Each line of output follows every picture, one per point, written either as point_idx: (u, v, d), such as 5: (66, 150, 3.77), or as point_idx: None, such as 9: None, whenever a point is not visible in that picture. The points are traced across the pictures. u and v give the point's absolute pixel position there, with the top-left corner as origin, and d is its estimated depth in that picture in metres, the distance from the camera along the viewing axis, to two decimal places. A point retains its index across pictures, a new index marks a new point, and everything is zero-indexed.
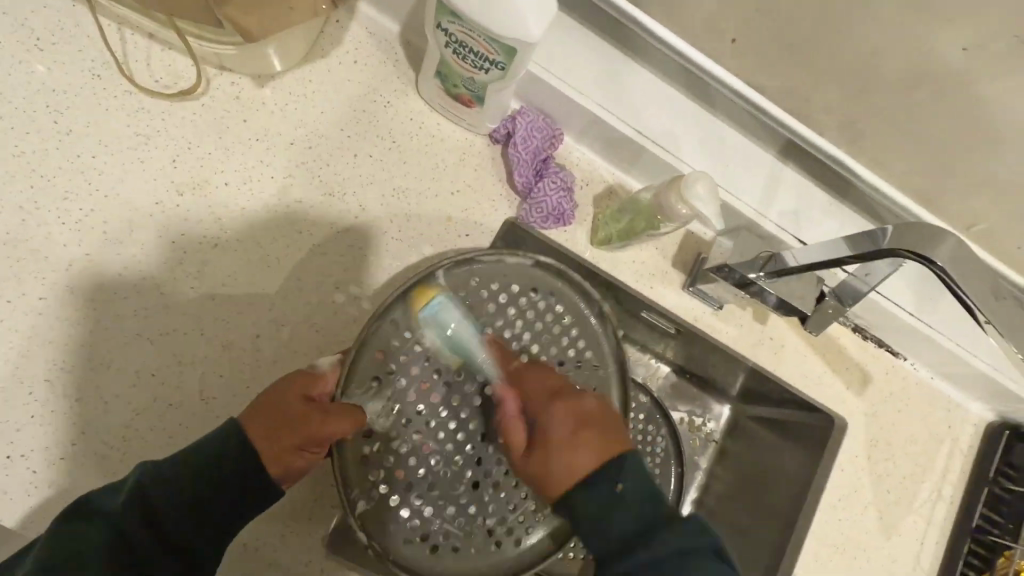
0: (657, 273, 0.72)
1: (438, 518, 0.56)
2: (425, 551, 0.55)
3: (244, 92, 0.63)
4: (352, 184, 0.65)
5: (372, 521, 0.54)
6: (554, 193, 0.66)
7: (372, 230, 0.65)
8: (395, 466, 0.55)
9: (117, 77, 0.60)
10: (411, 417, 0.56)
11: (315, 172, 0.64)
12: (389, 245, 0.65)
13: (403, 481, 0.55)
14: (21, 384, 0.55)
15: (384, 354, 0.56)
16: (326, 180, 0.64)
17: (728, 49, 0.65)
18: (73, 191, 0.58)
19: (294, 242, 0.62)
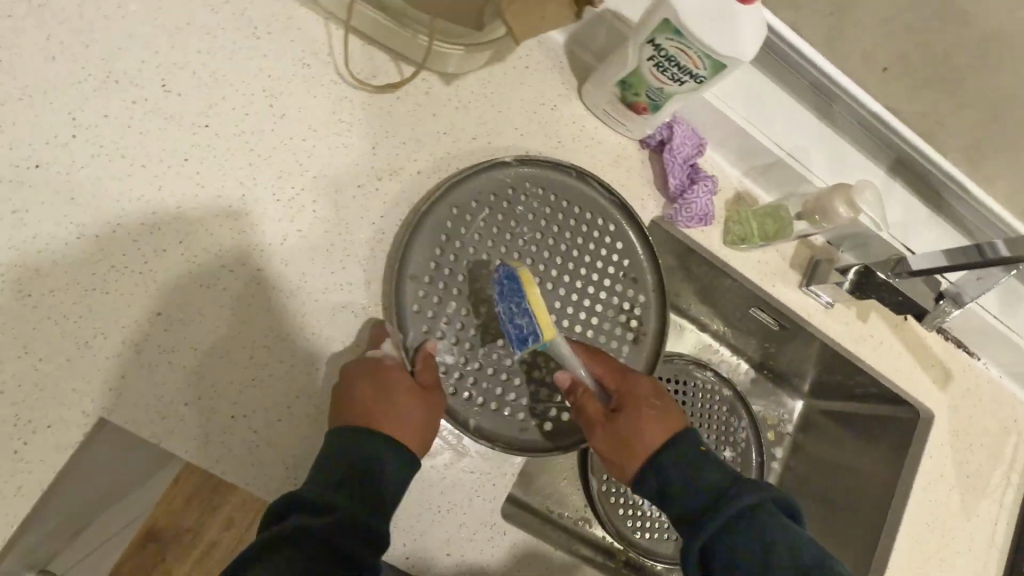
0: (777, 274, 0.80)
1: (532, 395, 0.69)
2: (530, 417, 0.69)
3: (433, 88, 0.68)
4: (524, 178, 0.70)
5: (483, 415, 0.66)
6: (703, 196, 0.73)
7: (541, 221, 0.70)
8: (466, 363, 0.66)
9: (324, 67, 0.64)
10: (468, 330, 0.66)
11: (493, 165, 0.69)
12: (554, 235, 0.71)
13: (485, 373, 0.67)
14: (241, 349, 0.59)
15: (410, 281, 0.64)
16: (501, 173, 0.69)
17: (878, 71, 0.88)
18: (285, 170, 0.62)
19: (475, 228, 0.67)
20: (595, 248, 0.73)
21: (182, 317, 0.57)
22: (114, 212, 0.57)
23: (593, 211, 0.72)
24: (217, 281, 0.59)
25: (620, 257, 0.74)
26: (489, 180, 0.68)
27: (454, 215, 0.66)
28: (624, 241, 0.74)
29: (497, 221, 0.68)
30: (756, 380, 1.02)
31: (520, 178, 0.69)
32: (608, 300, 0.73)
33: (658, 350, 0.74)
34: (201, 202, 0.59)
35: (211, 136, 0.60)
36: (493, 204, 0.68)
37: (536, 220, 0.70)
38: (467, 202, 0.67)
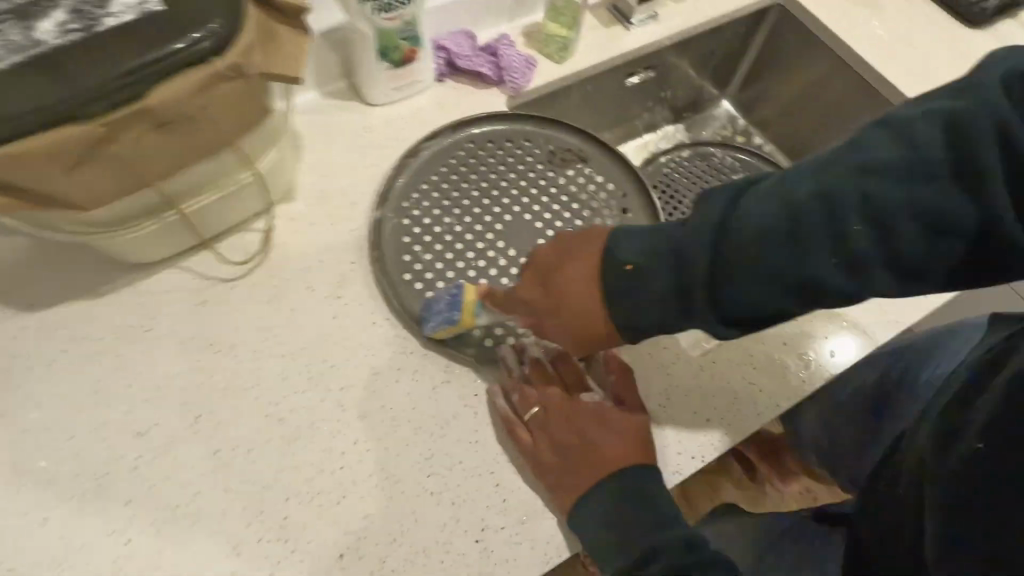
0: (610, 40, 0.86)
1: None
2: None
3: (291, 212, 0.69)
4: (410, 180, 0.71)
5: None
6: (512, 53, 0.78)
7: (454, 189, 0.72)
8: None
9: (216, 289, 0.63)
10: None
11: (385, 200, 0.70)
12: (471, 185, 0.72)
13: None
14: (420, 497, 0.55)
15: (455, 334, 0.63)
16: (392, 195, 0.69)
17: None
18: (285, 369, 0.60)
19: (430, 242, 0.68)
20: (489, 164, 0.74)
21: (359, 534, 0.54)
22: (224, 542, 0.53)
23: (466, 148, 0.74)
24: (344, 485, 0.56)
25: (503, 141, 0.75)
26: (390, 236, 0.67)
27: (408, 261, 0.66)
28: (490, 135, 0.75)
29: (433, 243, 0.68)
30: (688, 126, 1.13)
31: (403, 207, 0.69)
32: (536, 170, 0.75)
33: (592, 138, 0.76)
34: (264, 459, 0.56)
35: (211, 418, 0.57)
36: (413, 239, 0.68)
37: (446, 208, 0.70)
38: (402, 245, 0.67)
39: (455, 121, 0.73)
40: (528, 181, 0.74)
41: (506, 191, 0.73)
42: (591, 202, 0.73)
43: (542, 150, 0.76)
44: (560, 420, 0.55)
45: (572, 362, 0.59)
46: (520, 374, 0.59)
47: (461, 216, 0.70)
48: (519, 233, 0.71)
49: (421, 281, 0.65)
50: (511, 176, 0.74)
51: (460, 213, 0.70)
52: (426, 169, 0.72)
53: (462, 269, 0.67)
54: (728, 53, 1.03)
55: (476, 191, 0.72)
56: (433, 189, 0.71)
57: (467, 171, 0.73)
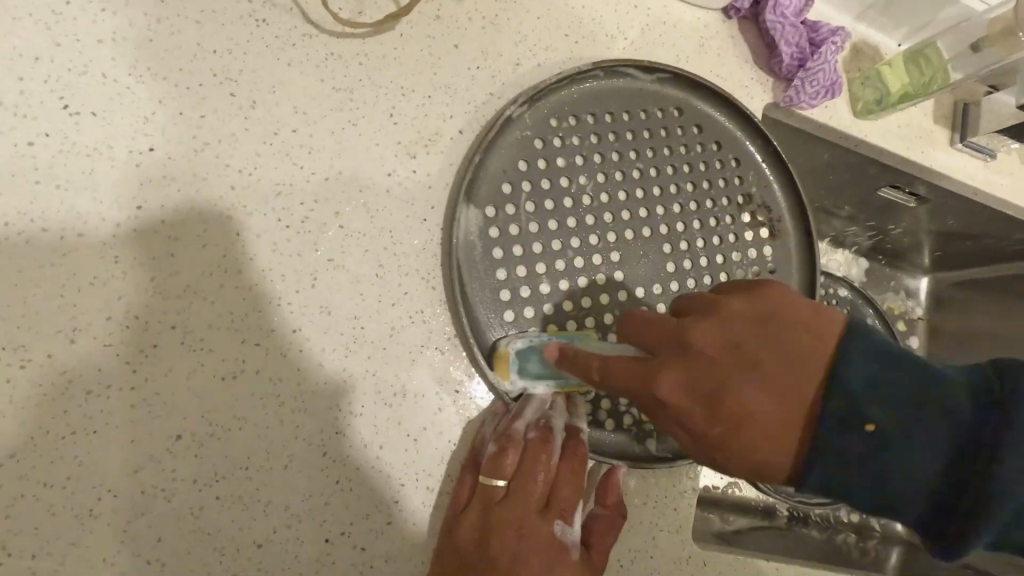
0: (924, 136, 0.62)
1: None
2: None
3: (445, 11, 0.48)
4: (581, 97, 0.51)
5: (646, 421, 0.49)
6: (829, 60, 0.54)
7: (620, 149, 0.52)
8: None
9: (290, 20, 0.44)
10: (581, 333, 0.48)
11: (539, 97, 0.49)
12: (640, 159, 0.53)
13: None
14: (308, 446, 0.41)
15: (480, 320, 0.46)
16: (550, 98, 0.50)
17: None
18: (286, 181, 0.43)
19: (546, 186, 0.49)
20: (676, 153, 0.54)
21: (213, 430, 0.39)
22: (63, 314, 0.38)
23: (667, 114, 0.54)
24: (242, 364, 0.40)
25: (709, 140, 0.55)
26: (507, 145, 0.48)
27: (505, 188, 0.48)
28: (703, 122, 0.55)
29: (549, 194, 0.49)
30: (870, 269, 0.91)
31: (551, 125, 0.50)
32: (718, 201, 0.55)
33: (799, 215, 0.57)
34: (181, 261, 0.40)
35: (160, 164, 0.40)
36: (533, 170, 0.49)
37: (595, 164, 0.51)
38: (513, 164, 0.48)
39: (683, 77, 0.53)
40: (700, 205, 0.54)
41: (668, 198, 0.53)
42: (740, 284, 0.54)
43: (741, 183, 0.56)
44: (508, 524, 0.39)
45: (581, 468, 0.43)
46: (519, 430, 0.42)
47: (600, 186, 0.51)
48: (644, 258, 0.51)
49: (501, 227, 0.47)
50: (686, 186, 0.54)
51: (601, 182, 0.51)
52: (607, 102, 0.51)
53: (554, 249, 0.49)
54: (990, 246, 0.80)
55: (637, 172, 0.52)
56: (598, 131, 0.51)
57: (646, 142, 0.53)
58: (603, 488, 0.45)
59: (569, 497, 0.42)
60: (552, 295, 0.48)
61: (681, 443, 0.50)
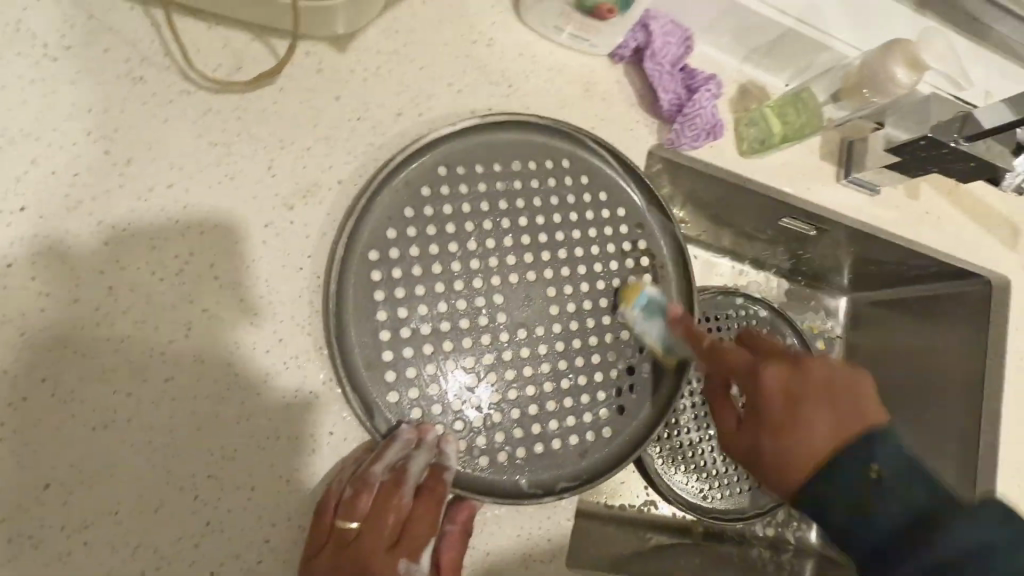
0: (810, 173, 0.65)
1: (568, 417, 0.53)
2: (574, 445, 0.53)
3: (325, 63, 0.49)
4: (468, 148, 0.53)
5: (523, 461, 0.51)
6: (708, 104, 0.56)
7: (507, 197, 0.54)
8: (473, 416, 0.50)
9: (165, 77, 0.45)
10: (461, 377, 0.51)
11: (427, 148, 0.52)
12: (527, 205, 0.55)
13: (501, 419, 0.51)
14: (180, 490, 0.43)
15: (359, 364, 0.48)
16: (436, 149, 0.52)
17: None
18: (161, 235, 0.44)
19: (429, 234, 0.51)
20: (563, 201, 0.56)
21: (83, 479, 0.41)
22: None
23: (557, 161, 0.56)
24: (114, 414, 0.42)
25: (597, 189, 0.57)
26: (392, 196, 0.51)
27: (389, 236, 0.50)
28: (591, 172, 0.57)
29: (434, 238, 0.51)
30: (790, 289, 0.94)
31: (438, 174, 0.52)
32: (604, 249, 0.57)
33: (682, 263, 0.59)
34: (53, 316, 0.42)
35: (33, 223, 0.42)
36: (418, 217, 0.51)
37: (481, 211, 0.53)
38: (400, 214, 0.51)
39: (570, 129, 0.55)
40: (585, 255, 0.56)
41: (555, 243, 0.55)
42: (624, 332, 0.56)
43: (629, 231, 0.58)
44: (353, 563, 0.42)
45: (436, 503, 0.46)
46: (378, 474, 0.45)
47: (484, 232, 0.53)
48: (527, 303, 0.53)
49: (385, 271, 0.50)
50: (574, 232, 0.56)
51: (485, 229, 0.53)
52: (494, 152, 0.54)
53: (437, 293, 0.51)
54: (897, 269, 0.83)
55: (525, 217, 0.54)
56: (484, 179, 0.53)
57: (536, 189, 0.55)
58: (456, 508, 0.48)
59: (421, 535, 0.44)
60: (432, 338, 0.50)
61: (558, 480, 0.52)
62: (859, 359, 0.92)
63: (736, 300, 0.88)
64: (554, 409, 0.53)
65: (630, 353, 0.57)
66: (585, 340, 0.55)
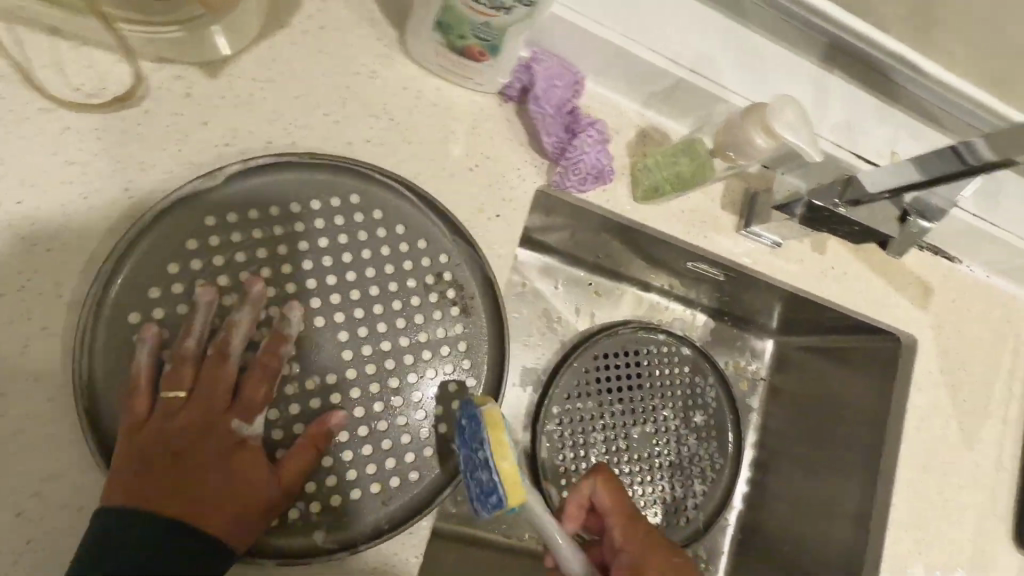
0: (709, 220, 0.64)
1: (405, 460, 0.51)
2: (407, 489, 0.51)
3: (193, 87, 0.50)
4: (287, 178, 0.51)
5: (342, 508, 0.49)
6: (592, 149, 0.56)
7: (329, 232, 0.52)
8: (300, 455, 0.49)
9: (23, 94, 0.46)
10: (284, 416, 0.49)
11: (237, 178, 0.50)
12: (349, 241, 0.52)
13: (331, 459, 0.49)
14: (1, 506, 0.43)
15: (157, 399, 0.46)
16: (250, 179, 0.50)
17: None
18: (4, 251, 0.45)
19: (240, 265, 0.49)
20: (389, 238, 0.54)
21: None
22: None
23: (382, 198, 0.54)
24: None
25: (429, 226, 0.54)
26: (188, 225, 0.48)
27: (190, 269, 0.48)
28: (405, 219, 0.54)
29: (241, 271, 0.49)
30: (717, 328, 0.94)
31: (227, 220, 0.49)
32: (440, 296, 0.54)
33: (494, 305, 0.55)
34: None
35: None
36: (177, 269, 0.48)
37: (258, 259, 0.50)
38: (200, 246, 0.48)
39: (354, 168, 0.52)
40: (412, 303, 0.53)
41: (379, 282, 0.53)
42: (439, 375, 0.53)
43: (453, 280, 0.55)
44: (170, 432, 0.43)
45: (268, 376, 0.47)
46: (189, 344, 0.45)
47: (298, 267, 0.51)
48: (350, 341, 0.51)
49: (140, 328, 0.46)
50: (402, 270, 0.53)
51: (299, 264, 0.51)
52: (311, 184, 0.52)
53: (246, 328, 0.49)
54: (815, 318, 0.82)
55: (345, 254, 0.52)
56: (268, 223, 0.50)
57: (357, 225, 0.53)
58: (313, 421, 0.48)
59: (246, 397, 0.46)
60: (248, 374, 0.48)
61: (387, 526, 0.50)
62: (779, 402, 0.91)
63: (657, 336, 0.88)
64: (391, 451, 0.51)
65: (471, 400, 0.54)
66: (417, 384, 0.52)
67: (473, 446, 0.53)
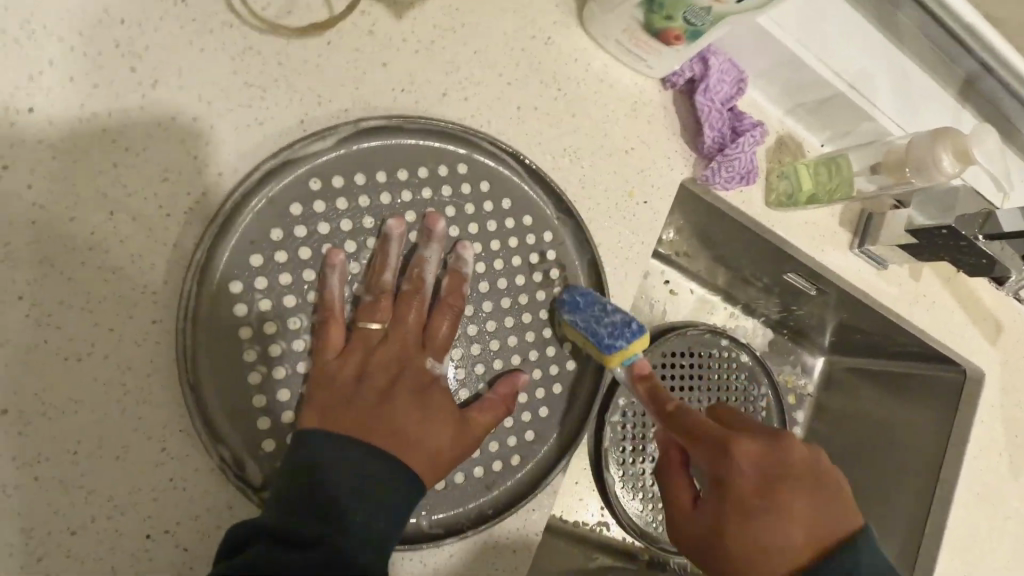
0: (827, 235, 0.65)
1: (524, 438, 0.52)
2: (524, 468, 0.51)
3: (379, 26, 0.47)
4: (414, 140, 0.48)
5: (457, 488, 0.49)
6: (749, 150, 0.56)
7: (455, 203, 0.49)
8: None
9: (211, 4, 0.43)
10: None
11: (361, 135, 0.46)
12: (469, 214, 0.50)
13: None
14: (148, 440, 0.41)
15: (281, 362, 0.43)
16: (376, 138, 0.46)
17: None
18: (174, 168, 0.41)
19: (366, 230, 0.46)
20: (499, 212, 0.51)
21: (45, 410, 0.38)
22: None
23: (494, 171, 0.50)
24: (90, 348, 0.39)
25: (536, 204, 0.52)
26: (305, 184, 0.44)
27: (311, 229, 0.44)
28: (511, 193, 0.51)
29: (358, 238, 0.46)
30: (773, 340, 0.96)
31: (356, 181, 0.46)
32: (544, 276, 0.52)
33: (597, 282, 0.54)
34: (41, 231, 0.39)
35: (39, 128, 0.39)
36: (284, 242, 0.44)
37: (366, 228, 0.46)
38: (319, 206, 0.45)
39: (464, 133, 0.49)
40: (513, 284, 0.51)
41: (492, 261, 0.50)
42: (532, 353, 0.52)
43: (555, 260, 0.53)
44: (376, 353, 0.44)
45: (454, 321, 0.47)
46: (386, 280, 0.45)
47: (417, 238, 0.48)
48: (468, 321, 0.49)
49: (245, 302, 0.43)
50: (514, 251, 0.51)
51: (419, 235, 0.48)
52: (430, 149, 0.48)
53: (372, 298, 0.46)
54: (879, 342, 0.85)
55: (463, 227, 0.49)
56: (377, 192, 0.46)
57: (472, 198, 0.50)
58: (500, 380, 0.49)
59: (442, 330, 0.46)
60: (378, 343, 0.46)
61: (506, 504, 0.50)
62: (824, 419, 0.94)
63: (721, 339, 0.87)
64: (513, 429, 0.51)
65: (579, 383, 0.54)
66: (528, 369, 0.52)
67: (563, 432, 0.53)
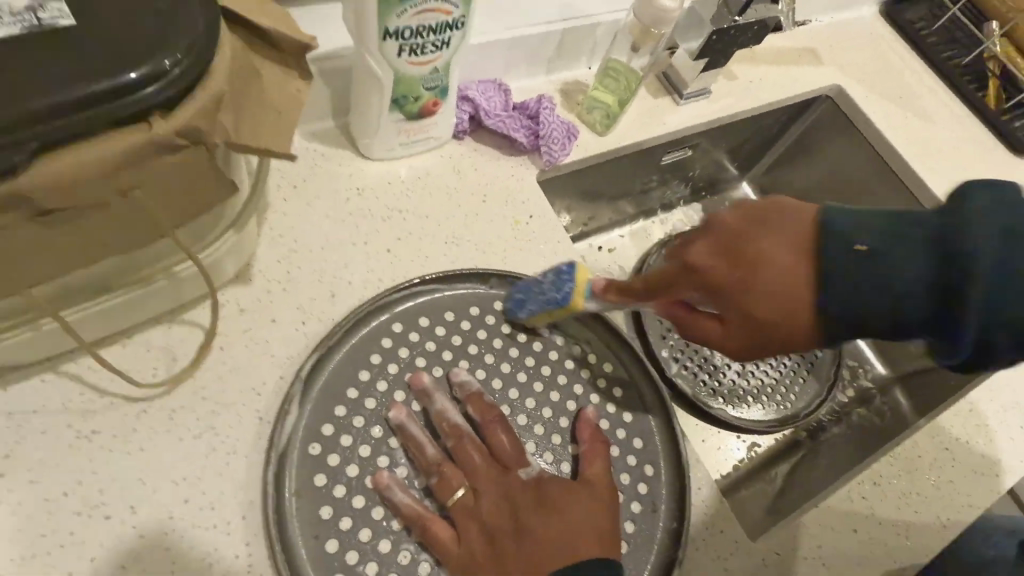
0: (655, 112, 0.73)
1: (637, 449, 0.53)
2: (660, 467, 0.52)
3: (244, 300, 0.50)
4: (348, 344, 0.50)
5: (636, 534, 0.49)
6: (552, 119, 0.63)
7: (418, 352, 0.51)
8: None
9: (116, 412, 0.44)
10: None
11: (309, 381, 0.48)
12: (435, 349, 0.52)
13: None
14: None
15: None
16: (321, 372, 0.48)
17: None
18: (207, 549, 0.41)
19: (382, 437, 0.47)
20: (453, 326, 0.53)
21: None
22: None
23: (419, 304, 0.54)
24: None
25: (470, 294, 0.55)
26: (308, 456, 0.45)
27: (345, 479, 0.45)
28: (445, 305, 0.54)
29: (383, 449, 0.46)
30: None
31: (339, 414, 0.47)
32: (526, 332, 0.55)
33: None
34: None
35: None
36: (337, 510, 0.44)
37: (380, 436, 0.47)
38: (333, 459, 0.45)
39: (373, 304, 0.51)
40: (515, 359, 0.53)
41: (483, 360, 0.53)
42: (576, 388, 0.54)
43: None
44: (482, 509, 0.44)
45: (507, 426, 0.48)
46: (432, 453, 0.46)
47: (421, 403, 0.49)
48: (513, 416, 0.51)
49: None
50: (490, 338, 0.54)
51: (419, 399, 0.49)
52: (365, 338, 0.51)
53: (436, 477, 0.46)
54: None
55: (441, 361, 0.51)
56: (362, 404, 0.48)
57: (425, 337, 0.52)
58: (579, 429, 0.50)
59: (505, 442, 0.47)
60: None
61: (678, 506, 0.50)
62: None
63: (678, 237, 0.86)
64: (624, 452, 0.52)
65: (627, 371, 0.56)
66: (586, 401, 0.53)
67: (655, 413, 0.54)
